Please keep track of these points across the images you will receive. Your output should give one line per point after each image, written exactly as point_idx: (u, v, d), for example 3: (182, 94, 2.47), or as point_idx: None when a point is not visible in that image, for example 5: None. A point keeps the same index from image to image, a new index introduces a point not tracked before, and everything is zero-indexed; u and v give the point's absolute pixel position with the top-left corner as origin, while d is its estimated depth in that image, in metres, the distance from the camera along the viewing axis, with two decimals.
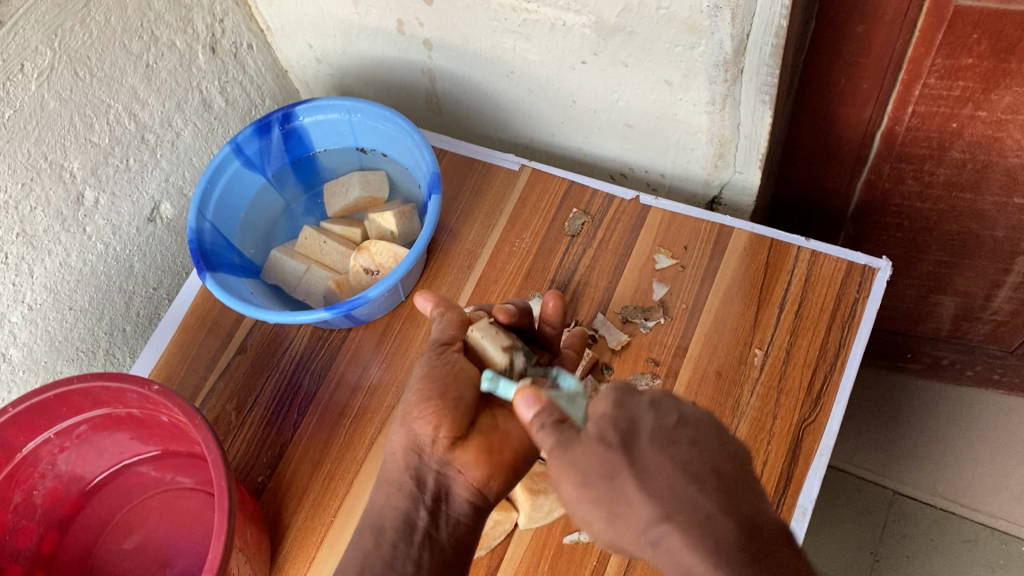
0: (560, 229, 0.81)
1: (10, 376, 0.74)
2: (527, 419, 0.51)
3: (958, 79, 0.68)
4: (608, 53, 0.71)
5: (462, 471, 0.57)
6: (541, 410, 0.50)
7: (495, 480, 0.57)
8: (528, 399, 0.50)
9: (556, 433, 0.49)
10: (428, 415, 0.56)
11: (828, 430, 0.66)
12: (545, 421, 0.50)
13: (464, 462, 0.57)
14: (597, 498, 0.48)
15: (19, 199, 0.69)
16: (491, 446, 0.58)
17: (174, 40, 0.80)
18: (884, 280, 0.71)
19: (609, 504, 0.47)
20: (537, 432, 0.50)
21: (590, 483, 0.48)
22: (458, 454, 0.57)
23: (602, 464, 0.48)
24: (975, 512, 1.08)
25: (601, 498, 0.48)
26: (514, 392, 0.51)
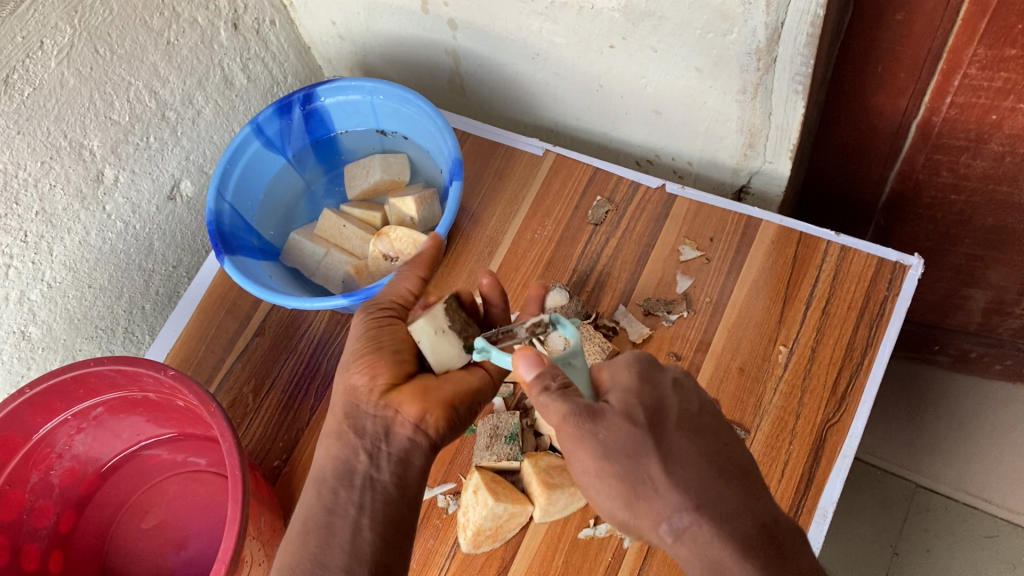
0: (583, 216, 0.79)
1: (30, 353, 0.74)
2: (528, 382, 0.51)
3: (1000, 70, 0.65)
4: (637, 37, 0.69)
5: (399, 410, 0.56)
6: (543, 373, 0.50)
7: (431, 415, 0.56)
8: (531, 361, 0.50)
9: (563, 396, 0.49)
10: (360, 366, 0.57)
11: (852, 431, 0.65)
12: (550, 383, 0.50)
13: (399, 401, 0.56)
14: (619, 475, 0.49)
15: (38, 177, 0.68)
16: (427, 387, 0.57)
17: (195, 16, 0.79)
18: (915, 278, 0.69)
19: (632, 486, 0.49)
20: (541, 393, 0.50)
21: (610, 458, 0.49)
22: (394, 396, 0.56)
23: (626, 442, 0.49)
24: (999, 508, 1.06)
25: (624, 477, 0.49)
26: (515, 354, 0.51)
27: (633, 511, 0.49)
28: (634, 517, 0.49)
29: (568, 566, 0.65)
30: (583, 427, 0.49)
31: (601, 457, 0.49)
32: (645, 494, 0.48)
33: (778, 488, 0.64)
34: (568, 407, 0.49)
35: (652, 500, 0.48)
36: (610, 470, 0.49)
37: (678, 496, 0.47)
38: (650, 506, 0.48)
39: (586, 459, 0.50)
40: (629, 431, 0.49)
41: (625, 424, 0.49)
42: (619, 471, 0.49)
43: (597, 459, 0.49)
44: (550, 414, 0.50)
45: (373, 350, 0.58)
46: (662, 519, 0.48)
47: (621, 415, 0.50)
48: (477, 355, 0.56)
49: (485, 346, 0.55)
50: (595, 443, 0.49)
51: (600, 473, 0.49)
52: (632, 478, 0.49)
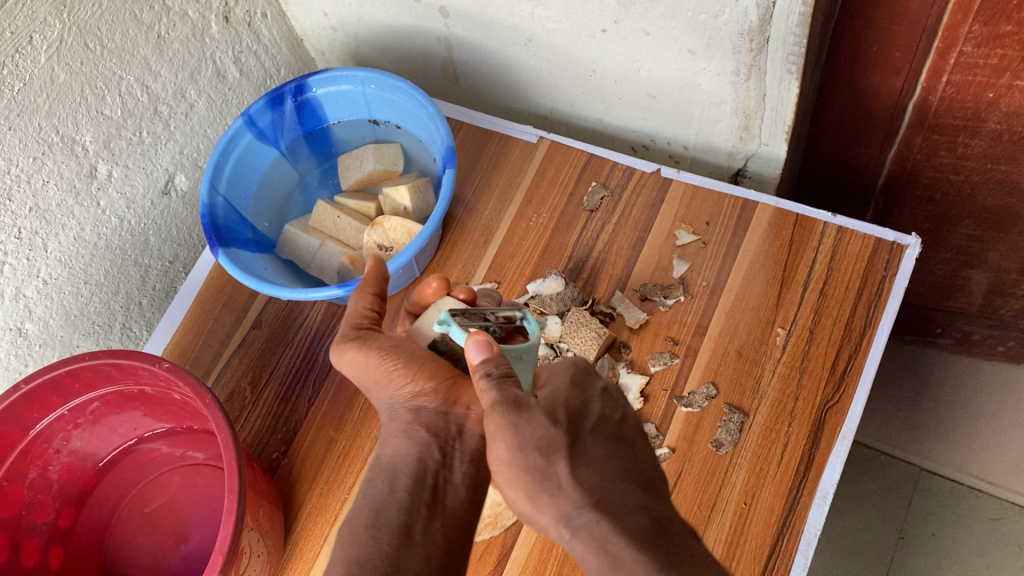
0: (578, 203, 0.79)
1: (26, 350, 0.73)
2: (472, 365, 0.50)
3: (996, 46, 0.64)
4: (630, 21, 0.68)
5: (470, 407, 0.54)
6: (491, 359, 0.49)
7: None
8: (481, 345, 0.50)
9: (501, 385, 0.48)
10: (408, 380, 0.53)
11: (851, 413, 0.64)
12: (493, 370, 0.49)
13: (471, 399, 0.54)
14: (528, 467, 0.48)
15: (30, 173, 0.68)
16: None
17: (186, 9, 0.79)
18: (913, 258, 0.68)
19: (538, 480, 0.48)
20: (482, 378, 0.49)
21: (523, 450, 0.48)
22: (462, 393, 0.54)
23: (541, 438, 0.48)
24: (1003, 490, 1.05)
25: (531, 469, 0.48)
26: (467, 336, 0.50)
27: (535, 504, 0.48)
28: (535, 511, 0.48)
29: (567, 553, 0.65)
30: (507, 417, 0.48)
31: (514, 448, 0.48)
32: (548, 489, 0.48)
33: (777, 470, 0.64)
34: (499, 395, 0.48)
35: (556, 496, 0.47)
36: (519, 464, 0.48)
37: (580, 494, 0.47)
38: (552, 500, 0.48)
39: (500, 450, 0.49)
40: (547, 427, 0.49)
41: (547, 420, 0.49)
42: (529, 464, 0.48)
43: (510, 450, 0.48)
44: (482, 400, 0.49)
45: (400, 361, 0.53)
46: (563, 516, 0.47)
47: (543, 411, 0.49)
48: (438, 328, 0.53)
49: (449, 322, 0.53)
50: (512, 434, 0.48)
51: (512, 463, 0.48)
52: (541, 473, 0.48)
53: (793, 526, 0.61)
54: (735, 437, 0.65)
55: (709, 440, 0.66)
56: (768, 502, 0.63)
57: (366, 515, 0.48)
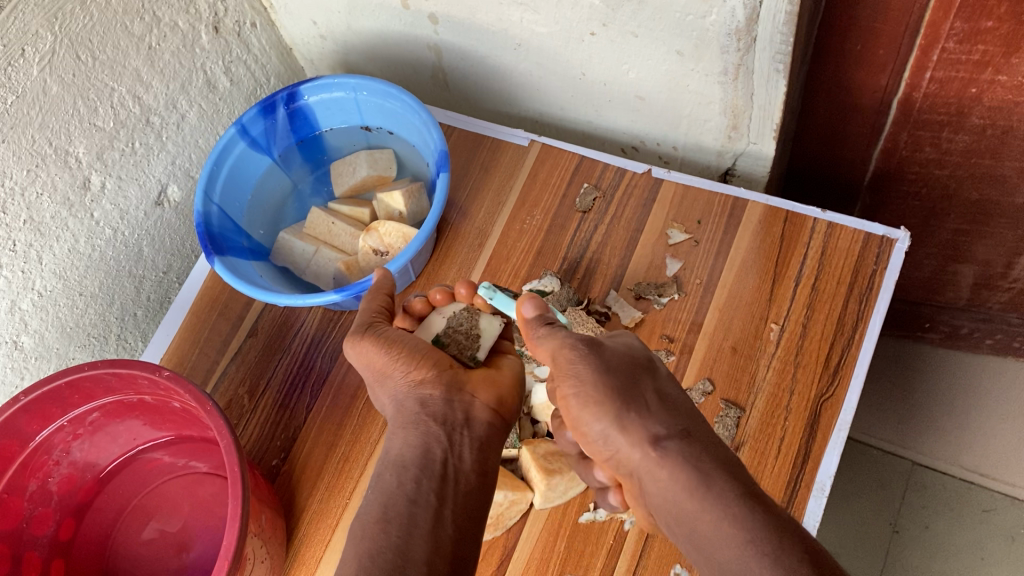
0: (570, 205, 0.80)
1: (23, 363, 0.73)
2: (527, 317, 0.57)
3: (978, 42, 0.65)
4: (618, 23, 0.69)
5: (474, 395, 0.57)
6: (544, 313, 0.57)
7: (505, 400, 0.59)
8: (533, 303, 0.57)
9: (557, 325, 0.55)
10: (409, 369, 0.57)
11: (845, 405, 0.65)
12: (550, 316, 0.56)
13: (475, 386, 0.58)
14: (616, 394, 0.51)
15: (24, 185, 0.68)
16: (495, 377, 0.60)
17: (176, 20, 0.79)
18: (903, 251, 0.70)
19: (625, 405, 0.51)
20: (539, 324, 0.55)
21: (613, 374, 0.52)
22: (468, 381, 0.58)
23: (625, 369, 0.53)
24: (995, 481, 1.07)
25: (619, 395, 0.51)
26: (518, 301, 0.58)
27: (623, 431, 0.51)
28: (624, 440, 0.51)
29: (569, 552, 0.65)
30: (585, 350, 0.53)
31: (600, 372, 0.52)
32: (637, 411, 0.51)
33: (775, 463, 0.64)
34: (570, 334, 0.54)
35: (642, 418, 0.51)
36: (605, 388, 0.51)
37: (665, 420, 0.51)
38: (638, 429, 0.51)
39: (585, 378, 0.52)
40: (629, 362, 0.54)
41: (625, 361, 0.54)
42: (617, 388, 0.52)
43: (597, 375, 0.52)
44: (545, 340, 0.54)
45: (404, 351, 0.57)
46: (651, 438, 0.50)
47: (624, 351, 0.54)
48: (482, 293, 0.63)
49: (491, 289, 0.63)
50: (596, 363, 0.52)
51: (601, 388, 0.51)
52: (627, 396, 0.52)
53: (792, 518, 0.62)
54: (732, 432, 0.66)
55: None
56: (767, 496, 0.63)
57: (379, 503, 0.50)
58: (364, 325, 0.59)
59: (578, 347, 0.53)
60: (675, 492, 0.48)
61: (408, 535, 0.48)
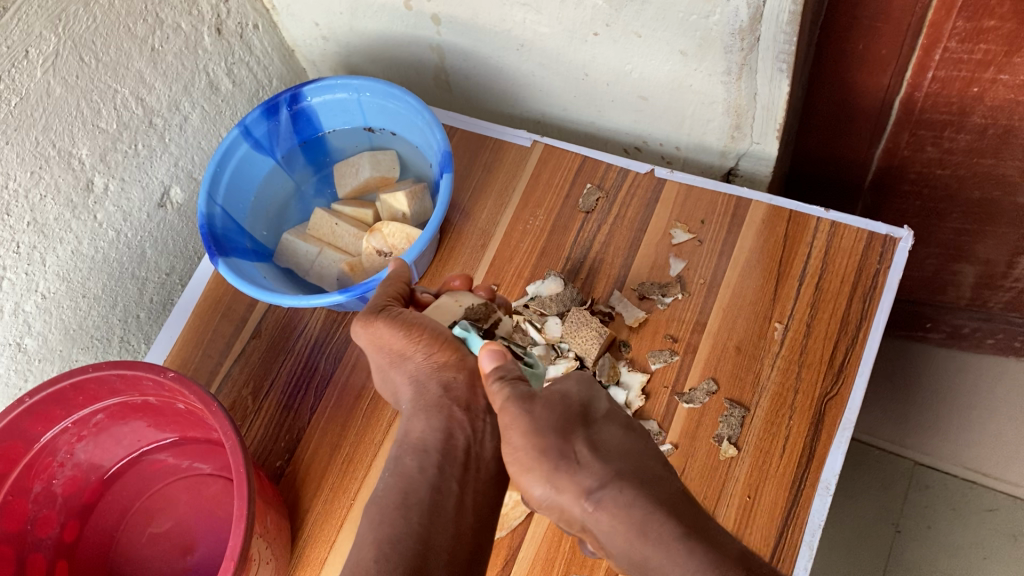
0: (573, 206, 0.80)
1: (26, 365, 0.73)
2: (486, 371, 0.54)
3: (980, 41, 0.66)
4: (621, 24, 0.69)
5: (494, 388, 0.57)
6: (504, 365, 0.54)
7: None
8: (494, 354, 0.54)
9: (511, 381, 0.52)
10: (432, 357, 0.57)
11: (850, 404, 0.65)
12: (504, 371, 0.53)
13: None
14: (541, 450, 0.50)
15: (28, 187, 0.68)
16: None
17: (179, 21, 0.79)
18: (906, 251, 0.70)
19: (553, 461, 0.50)
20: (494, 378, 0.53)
21: (538, 432, 0.50)
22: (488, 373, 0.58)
23: (554, 421, 0.51)
24: (998, 481, 1.07)
25: (546, 452, 0.50)
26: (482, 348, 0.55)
27: (555, 486, 0.50)
28: (556, 493, 0.50)
29: (574, 552, 0.65)
30: (520, 407, 0.51)
31: (530, 433, 0.50)
32: (568, 467, 0.49)
33: (780, 463, 0.64)
34: (511, 391, 0.52)
35: (573, 473, 0.49)
36: (536, 447, 0.50)
37: (598, 467, 0.49)
38: (570, 484, 0.49)
39: (515, 437, 0.51)
40: (560, 413, 0.52)
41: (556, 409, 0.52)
42: (546, 446, 0.50)
43: (530, 433, 0.50)
44: (494, 399, 0.52)
45: (426, 335, 0.56)
46: (584, 493, 0.49)
47: (558, 400, 0.53)
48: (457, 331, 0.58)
49: (467, 326, 0.59)
50: (527, 420, 0.50)
51: (526, 448, 0.50)
52: (559, 452, 0.50)
53: (797, 518, 0.62)
54: (736, 432, 0.66)
55: (711, 436, 0.67)
56: (771, 495, 0.63)
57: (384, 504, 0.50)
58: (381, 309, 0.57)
59: (510, 407, 0.51)
60: (618, 540, 0.48)
61: (415, 536, 0.48)
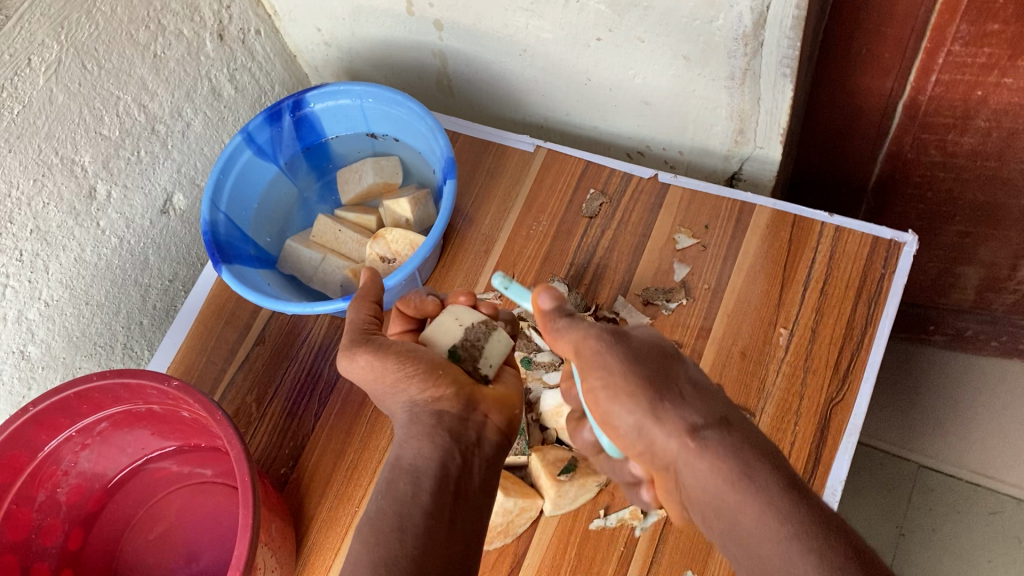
0: (577, 211, 0.80)
1: (30, 373, 0.73)
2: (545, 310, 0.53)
3: (984, 45, 0.65)
4: (624, 29, 0.69)
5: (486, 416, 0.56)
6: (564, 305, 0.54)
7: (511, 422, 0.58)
8: (551, 294, 0.53)
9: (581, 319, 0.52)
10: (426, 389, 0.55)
11: (855, 409, 0.65)
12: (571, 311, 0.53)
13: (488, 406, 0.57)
14: (648, 380, 0.49)
15: (31, 195, 0.68)
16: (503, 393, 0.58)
17: (181, 28, 0.79)
18: (911, 255, 0.69)
19: (655, 394, 0.49)
20: (568, 318, 0.53)
21: (641, 364, 0.50)
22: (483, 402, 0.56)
23: (652, 361, 0.50)
24: (1002, 484, 1.06)
25: (645, 387, 0.49)
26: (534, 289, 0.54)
27: (655, 420, 0.48)
28: (654, 429, 0.49)
29: (580, 559, 0.65)
30: (608, 342, 0.51)
31: (625, 364, 0.49)
32: (669, 402, 0.49)
33: None
34: (589, 329, 0.51)
35: (676, 407, 0.48)
36: (635, 378, 0.49)
37: (698, 410, 0.48)
38: (673, 420, 0.48)
39: (610, 366, 0.50)
40: (650, 358, 0.51)
41: (654, 351, 0.52)
42: (643, 380, 0.49)
43: (624, 365, 0.49)
44: (563, 337, 0.52)
45: (420, 370, 0.55)
46: (688, 432, 0.47)
47: (648, 343, 0.52)
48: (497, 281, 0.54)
49: (507, 279, 0.54)
50: (620, 356, 0.50)
51: (628, 378, 0.49)
52: (659, 386, 0.49)
53: None
54: None
55: None
56: None
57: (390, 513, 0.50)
58: (365, 343, 0.56)
59: (604, 342, 0.51)
60: (716, 483, 0.46)
61: (421, 547, 0.47)
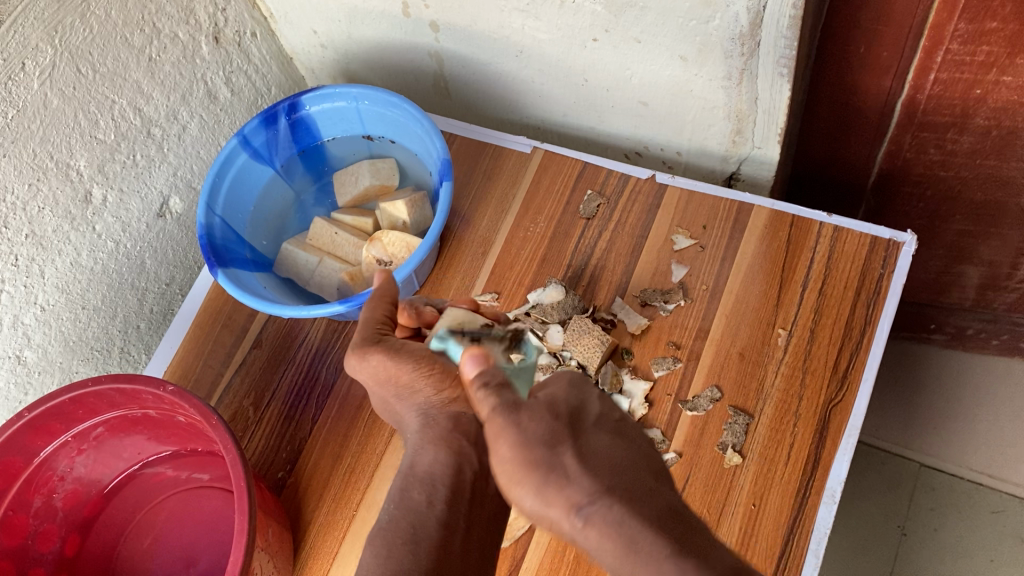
0: (575, 212, 0.79)
1: (26, 377, 0.73)
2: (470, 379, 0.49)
3: (982, 43, 0.65)
4: (621, 29, 0.68)
5: None
6: (485, 371, 0.48)
7: None
8: (475, 360, 0.49)
9: (498, 389, 0.47)
10: (443, 390, 0.55)
11: (855, 410, 0.65)
12: (489, 379, 0.48)
13: None
14: (534, 461, 0.43)
15: (26, 200, 0.68)
16: None
17: (176, 31, 0.79)
18: (910, 255, 0.69)
19: (544, 472, 0.43)
20: (477, 387, 0.47)
21: (528, 444, 0.44)
22: None
23: (543, 431, 0.45)
24: (1004, 483, 1.06)
25: (537, 465, 0.43)
26: (460, 358, 0.50)
27: (543, 499, 0.43)
28: (543, 506, 0.43)
29: (578, 562, 0.64)
30: (505, 416, 0.45)
31: (518, 443, 0.44)
32: (557, 480, 0.43)
33: (785, 470, 0.64)
34: (496, 400, 0.46)
35: (564, 486, 0.43)
36: (522, 458, 0.44)
37: (588, 480, 0.43)
38: (562, 496, 0.43)
39: (501, 449, 0.45)
40: (549, 420, 0.46)
41: (546, 416, 0.46)
42: (534, 458, 0.44)
43: (518, 442, 0.44)
44: (481, 406, 0.47)
45: (438, 369, 0.55)
46: (574, 507, 0.42)
47: (545, 406, 0.47)
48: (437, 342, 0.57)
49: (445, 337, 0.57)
50: (513, 432, 0.45)
51: (514, 459, 0.44)
52: (548, 464, 0.44)
53: (802, 526, 0.61)
54: (741, 439, 0.66)
55: (715, 443, 0.66)
56: (777, 503, 0.63)
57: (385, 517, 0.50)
58: (382, 346, 0.55)
59: (496, 416, 0.45)
60: (608, 559, 0.42)
61: (417, 552, 0.47)
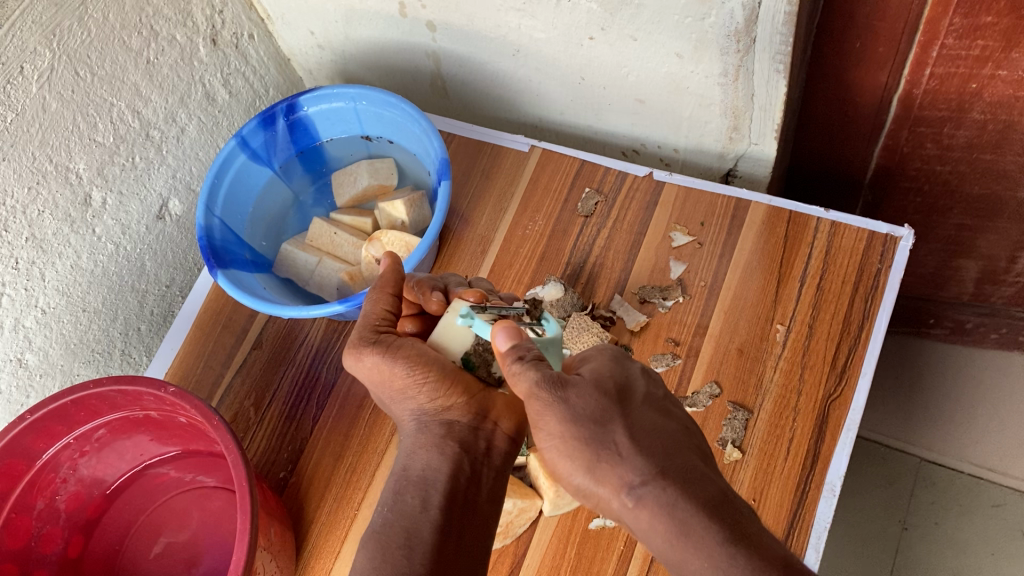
0: (573, 210, 0.79)
1: (27, 381, 0.73)
2: (502, 353, 0.49)
3: (977, 38, 0.65)
4: (617, 27, 0.69)
5: (496, 424, 0.55)
6: (519, 346, 0.49)
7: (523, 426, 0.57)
8: (508, 333, 0.49)
9: (535, 363, 0.47)
10: (436, 397, 0.54)
11: (854, 404, 0.65)
12: (523, 354, 0.48)
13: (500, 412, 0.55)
14: (583, 439, 0.47)
15: (26, 203, 0.68)
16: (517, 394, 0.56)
17: (173, 33, 0.79)
18: (907, 250, 0.69)
19: (593, 452, 0.47)
20: (513, 361, 0.48)
21: (577, 422, 0.47)
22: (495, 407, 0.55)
23: (595, 410, 0.47)
24: (1005, 476, 1.06)
25: (587, 443, 0.47)
26: (492, 329, 0.50)
27: (594, 476, 0.47)
28: (594, 484, 0.47)
29: (580, 558, 0.65)
30: (552, 396, 0.47)
31: (566, 420, 0.47)
32: (609, 459, 0.46)
33: (785, 465, 0.64)
34: (537, 374, 0.47)
35: (615, 465, 0.46)
36: (572, 435, 0.47)
37: (640, 459, 0.46)
38: (610, 477, 0.46)
39: (550, 425, 0.47)
40: (596, 397, 0.48)
41: (596, 394, 0.48)
42: (583, 435, 0.47)
43: (564, 424, 0.47)
44: (518, 381, 0.47)
45: (431, 375, 0.53)
46: (625, 487, 0.46)
47: (592, 385, 0.49)
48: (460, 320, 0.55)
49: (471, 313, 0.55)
50: (561, 412, 0.47)
51: (566, 437, 0.47)
52: (597, 443, 0.47)
53: (802, 521, 0.62)
54: (740, 435, 0.66)
55: (715, 439, 0.66)
56: (777, 498, 0.63)
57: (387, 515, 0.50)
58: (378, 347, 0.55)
59: (541, 394, 0.47)
60: (654, 538, 0.45)
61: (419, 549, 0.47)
